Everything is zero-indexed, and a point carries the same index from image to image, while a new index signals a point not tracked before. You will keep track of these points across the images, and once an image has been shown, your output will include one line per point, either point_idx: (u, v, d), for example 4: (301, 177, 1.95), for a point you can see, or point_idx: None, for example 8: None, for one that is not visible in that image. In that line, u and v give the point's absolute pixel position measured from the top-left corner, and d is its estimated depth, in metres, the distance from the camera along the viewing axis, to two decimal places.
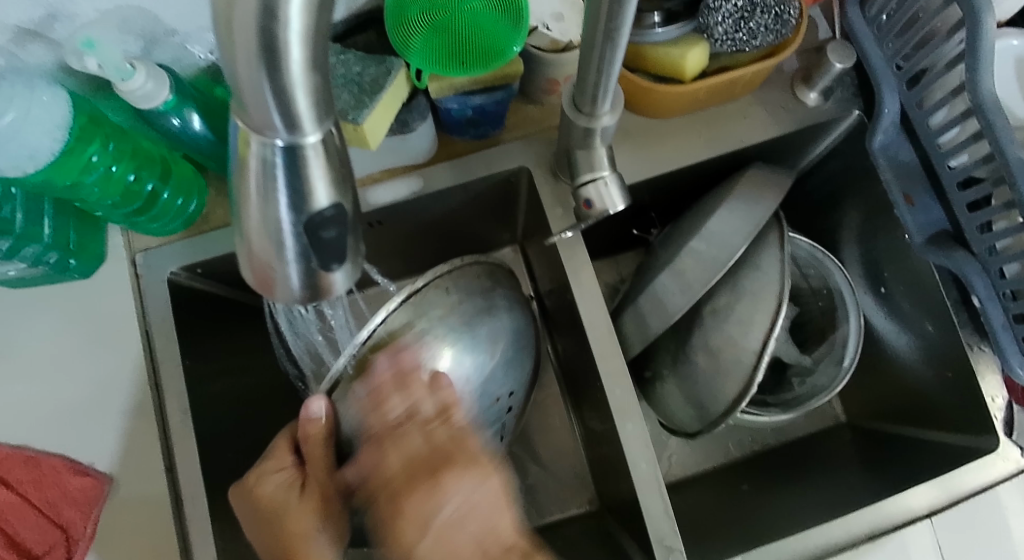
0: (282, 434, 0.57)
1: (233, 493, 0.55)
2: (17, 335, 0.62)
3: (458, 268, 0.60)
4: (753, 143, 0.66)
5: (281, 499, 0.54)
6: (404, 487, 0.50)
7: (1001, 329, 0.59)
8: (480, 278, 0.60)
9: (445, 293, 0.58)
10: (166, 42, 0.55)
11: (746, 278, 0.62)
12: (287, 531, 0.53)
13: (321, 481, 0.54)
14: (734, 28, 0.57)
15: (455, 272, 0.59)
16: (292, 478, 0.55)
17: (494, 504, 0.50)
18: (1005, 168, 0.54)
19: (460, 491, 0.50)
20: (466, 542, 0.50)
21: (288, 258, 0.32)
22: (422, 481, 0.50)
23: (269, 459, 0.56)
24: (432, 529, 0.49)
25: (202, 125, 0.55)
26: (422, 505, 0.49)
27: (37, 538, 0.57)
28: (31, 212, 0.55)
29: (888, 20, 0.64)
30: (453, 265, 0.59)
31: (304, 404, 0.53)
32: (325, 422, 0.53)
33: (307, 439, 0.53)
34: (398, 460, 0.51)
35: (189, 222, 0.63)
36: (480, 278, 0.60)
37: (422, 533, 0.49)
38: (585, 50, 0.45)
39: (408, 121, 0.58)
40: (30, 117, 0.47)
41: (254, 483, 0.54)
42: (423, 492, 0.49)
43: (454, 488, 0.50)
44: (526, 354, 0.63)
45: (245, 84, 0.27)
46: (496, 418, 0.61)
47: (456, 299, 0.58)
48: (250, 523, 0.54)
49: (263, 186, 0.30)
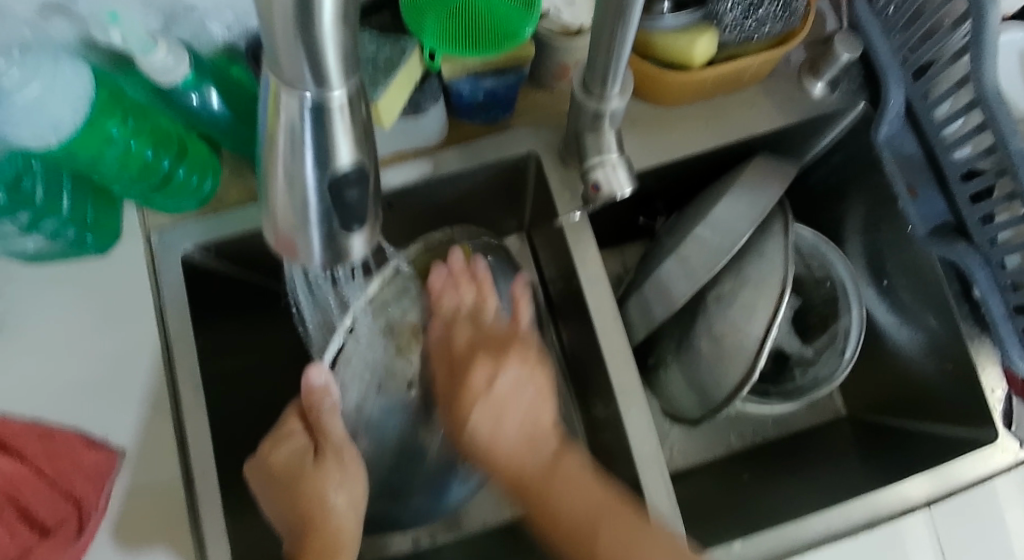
0: (291, 405, 0.59)
1: (248, 465, 0.55)
2: (28, 309, 0.62)
3: (449, 237, 0.64)
4: (760, 133, 0.67)
5: (295, 466, 0.55)
6: (471, 363, 0.57)
7: (1001, 319, 0.60)
8: (470, 245, 0.64)
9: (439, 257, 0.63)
10: (185, 18, 0.56)
11: (750, 265, 0.63)
12: (304, 492, 0.54)
13: (334, 445, 0.56)
14: (744, 15, 0.58)
15: (446, 240, 0.64)
16: (306, 446, 0.56)
17: (540, 395, 0.56)
18: (1008, 160, 0.55)
19: (513, 377, 0.56)
20: (512, 426, 0.55)
21: (311, 219, 0.33)
22: (485, 352, 0.57)
23: (281, 428, 0.57)
24: (492, 395, 0.55)
25: (219, 101, 0.57)
26: (486, 374, 0.56)
27: (50, 510, 0.57)
28: (50, 185, 0.56)
29: (894, 13, 0.65)
30: (445, 234, 0.64)
31: (307, 371, 0.55)
32: (329, 388, 0.55)
33: (315, 403, 0.56)
34: (463, 346, 0.58)
35: (203, 201, 0.65)
36: (473, 243, 0.65)
37: (483, 392, 0.55)
38: (596, 34, 0.46)
39: (420, 102, 0.59)
40: (54, 88, 0.49)
41: (268, 450, 0.56)
42: (480, 374, 0.56)
43: (513, 362, 0.56)
44: (526, 320, 0.65)
45: (280, 42, 0.27)
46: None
47: (449, 262, 0.62)
48: (265, 491, 0.55)
49: (292, 146, 0.31)
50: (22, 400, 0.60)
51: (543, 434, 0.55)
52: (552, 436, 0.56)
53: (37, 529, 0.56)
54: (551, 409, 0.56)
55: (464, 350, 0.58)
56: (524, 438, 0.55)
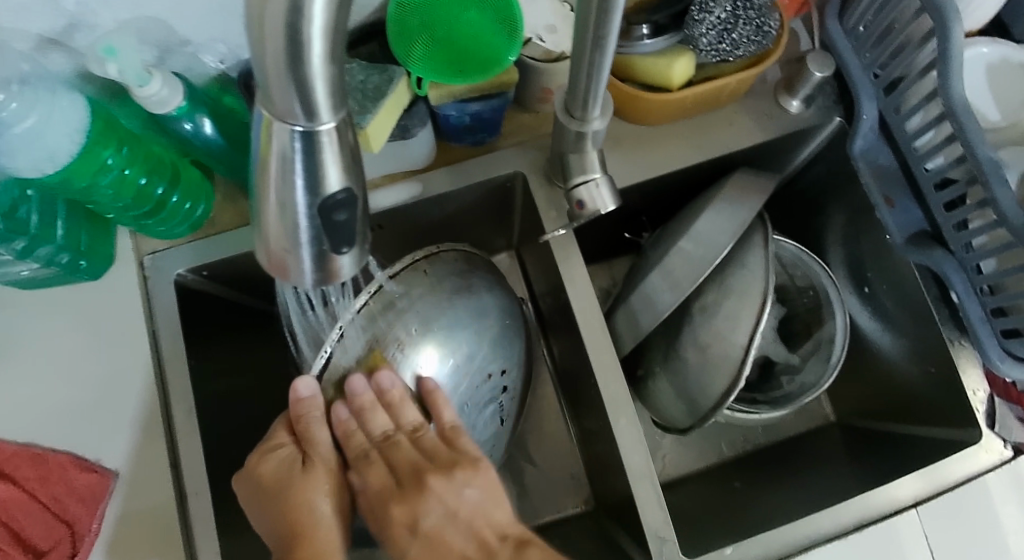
0: (279, 417, 0.60)
1: (236, 477, 0.57)
2: (24, 335, 0.63)
3: (435, 253, 0.61)
4: (739, 149, 0.69)
5: (283, 476, 0.56)
6: (389, 505, 0.57)
7: (979, 322, 0.62)
8: (457, 262, 0.62)
9: (427, 274, 0.60)
10: (178, 50, 0.58)
11: (733, 276, 0.65)
12: (289, 504, 0.55)
13: (321, 455, 0.57)
14: (718, 40, 0.61)
15: (432, 256, 0.61)
16: (293, 455, 0.57)
17: (490, 496, 0.57)
18: (978, 169, 0.57)
19: (444, 490, 0.56)
20: (456, 541, 0.56)
21: (302, 242, 0.34)
22: (409, 488, 0.57)
23: (269, 440, 0.58)
24: (421, 533, 0.56)
25: (213, 129, 0.58)
26: (410, 512, 0.56)
27: (43, 534, 0.58)
28: (45, 213, 0.58)
29: (865, 31, 0.67)
30: (431, 250, 0.61)
31: (294, 384, 0.56)
32: (315, 400, 0.56)
33: (302, 415, 0.56)
34: (381, 475, 0.57)
35: (196, 226, 0.66)
36: (458, 261, 0.62)
37: (411, 534, 0.56)
38: (575, 57, 0.48)
39: (408, 127, 0.61)
40: (51, 120, 0.50)
41: (256, 463, 0.57)
42: (411, 498, 0.56)
43: (441, 488, 0.56)
44: (515, 337, 0.64)
45: (271, 76, 0.29)
46: (491, 397, 0.63)
47: (436, 280, 0.60)
48: (253, 504, 0.56)
49: (282, 171, 0.32)
50: (18, 424, 0.60)
51: (491, 533, 0.57)
52: (505, 543, 0.56)
53: (31, 551, 0.57)
54: (502, 506, 0.58)
55: (382, 494, 0.57)
56: (473, 541, 0.56)
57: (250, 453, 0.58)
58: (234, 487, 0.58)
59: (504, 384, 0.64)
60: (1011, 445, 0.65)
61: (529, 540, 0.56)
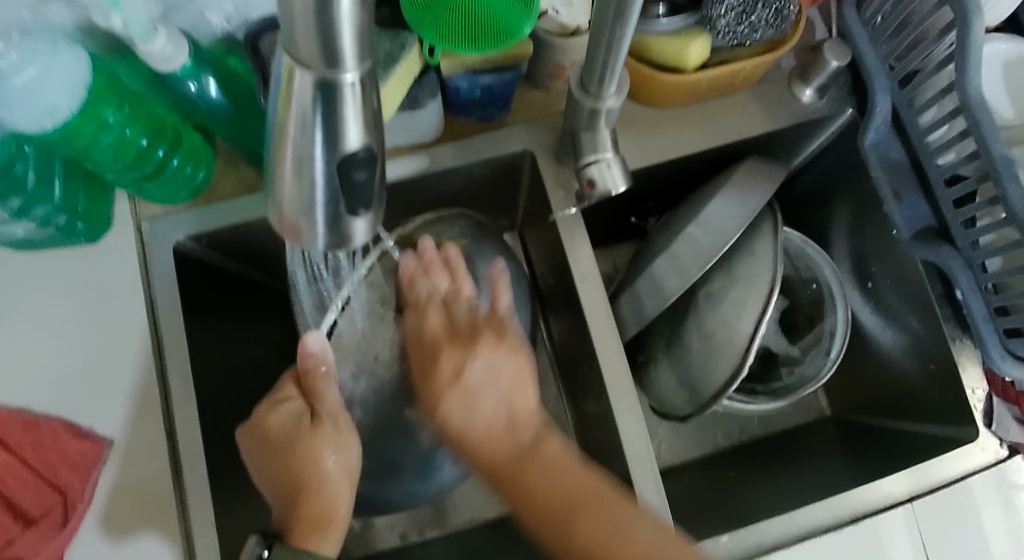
0: (287, 371, 0.59)
1: (240, 431, 0.56)
2: (16, 298, 0.62)
3: (446, 217, 0.64)
4: (751, 136, 0.68)
5: (291, 430, 0.55)
6: (439, 352, 0.55)
7: (982, 320, 0.61)
8: (467, 229, 0.64)
9: (434, 236, 0.62)
10: (184, 8, 0.57)
11: (740, 263, 0.64)
12: (297, 458, 0.54)
13: (330, 411, 0.56)
14: (736, 21, 0.59)
15: (444, 219, 0.63)
16: (301, 410, 0.56)
17: (519, 379, 0.55)
18: (991, 165, 0.57)
19: (487, 362, 0.55)
20: (486, 408, 0.54)
21: (317, 200, 0.33)
22: (453, 344, 0.56)
23: (277, 394, 0.57)
24: (460, 386, 0.54)
25: (218, 91, 0.57)
26: (449, 370, 0.55)
27: (35, 500, 0.56)
28: (42, 172, 0.56)
29: (882, 22, 0.66)
30: (442, 214, 0.64)
31: (304, 338, 0.55)
32: (323, 356, 0.55)
33: (309, 369, 0.55)
34: (425, 341, 0.57)
35: (195, 192, 0.65)
36: (468, 227, 0.64)
37: (450, 384, 0.54)
38: (594, 30, 0.46)
39: (418, 98, 0.59)
40: (53, 74, 0.48)
41: (264, 413, 0.56)
42: (449, 363, 0.55)
43: (487, 352, 0.55)
44: (521, 305, 0.64)
45: (298, 24, 0.28)
46: None
47: (446, 243, 0.62)
48: (256, 457, 0.55)
49: (302, 128, 0.31)
50: (10, 387, 0.59)
51: (524, 408, 0.55)
52: (529, 424, 0.54)
53: (22, 519, 0.56)
54: (527, 395, 0.55)
55: (433, 339, 0.56)
56: (501, 415, 0.54)
57: (254, 409, 0.57)
58: (240, 442, 0.56)
59: None
60: (1007, 445, 0.65)
61: (549, 431, 0.54)
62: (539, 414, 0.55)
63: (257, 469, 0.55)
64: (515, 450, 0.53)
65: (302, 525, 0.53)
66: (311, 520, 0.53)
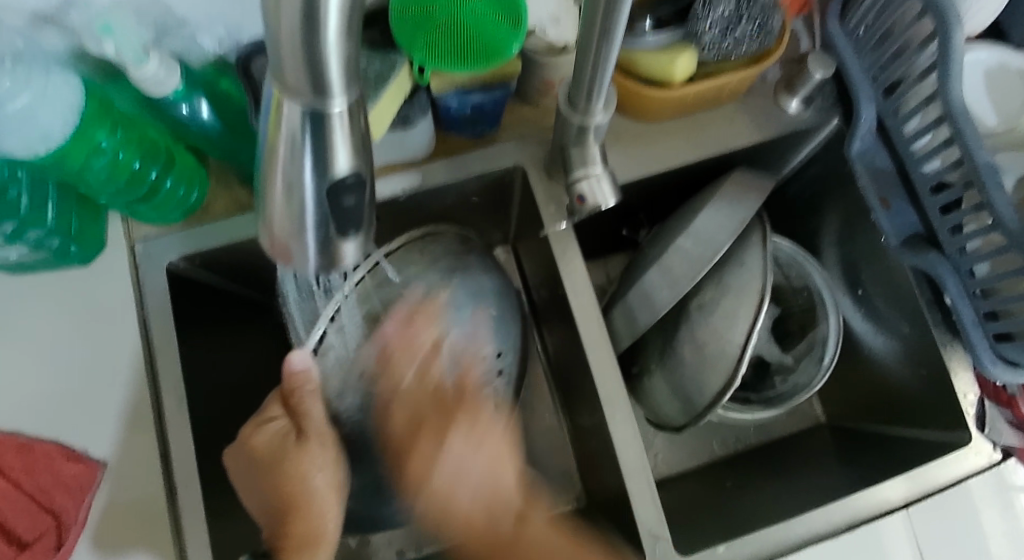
0: (273, 390, 0.58)
1: (227, 450, 0.55)
2: (10, 321, 0.62)
3: (433, 233, 0.63)
4: (739, 148, 0.69)
5: (277, 449, 0.55)
6: (414, 445, 0.59)
7: (972, 325, 0.62)
8: (456, 243, 0.63)
9: (422, 252, 0.61)
10: (176, 32, 0.57)
11: (730, 274, 0.65)
12: (284, 478, 0.55)
13: (316, 430, 0.55)
14: (721, 37, 0.61)
15: (428, 236, 0.62)
16: (286, 429, 0.56)
17: (495, 463, 0.61)
18: (975, 172, 0.57)
19: (461, 444, 0.60)
20: (470, 498, 0.61)
21: (307, 224, 0.34)
22: (433, 421, 0.60)
23: (262, 413, 0.57)
24: (437, 462, 0.60)
25: (210, 113, 0.58)
26: (425, 464, 0.59)
27: (28, 525, 0.56)
28: (35, 196, 0.57)
29: (865, 33, 0.68)
30: (428, 230, 0.62)
31: (288, 357, 0.53)
32: (309, 375, 0.53)
33: (295, 389, 0.53)
34: (404, 418, 0.59)
35: (189, 213, 0.65)
36: (457, 242, 0.63)
37: (427, 465, 0.59)
38: (581, 49, 0.47)
39: (409, 116, 0.60)
40: (46, 99, 0.49)
41: (249, 434, 0.55)
42: (423, 462, 0.59)
43: (464, 431, 0.60)
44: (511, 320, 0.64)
45: (286, 51, 0.28)
46: (486, 379, 0.62)
47: (432, 259, 0.61)
48: (244, 477, 0.55)
49: (291, 154, 0.32)
50: (6, 411, 0.59)
51: (503, 502, 0.61)
52: (511, 514, 0.61)
53: (16, 543, 0.56)
54: (509, 472, 0.61)
55: (415, 402, 0.59)
56: (481, 504, 0.61)
57: (240, 428, 0.56)
58: (226, 462, 0.56)
59: (499, 366, 0.62)
60: (1001, 448, 0.65)
61: (528, 513, 0.62)
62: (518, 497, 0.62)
63: (245, 488, 0.55)
64: (500, 537, 0.61)
65: (292, 544, 0.54)
66: (298, 540, 0.54)
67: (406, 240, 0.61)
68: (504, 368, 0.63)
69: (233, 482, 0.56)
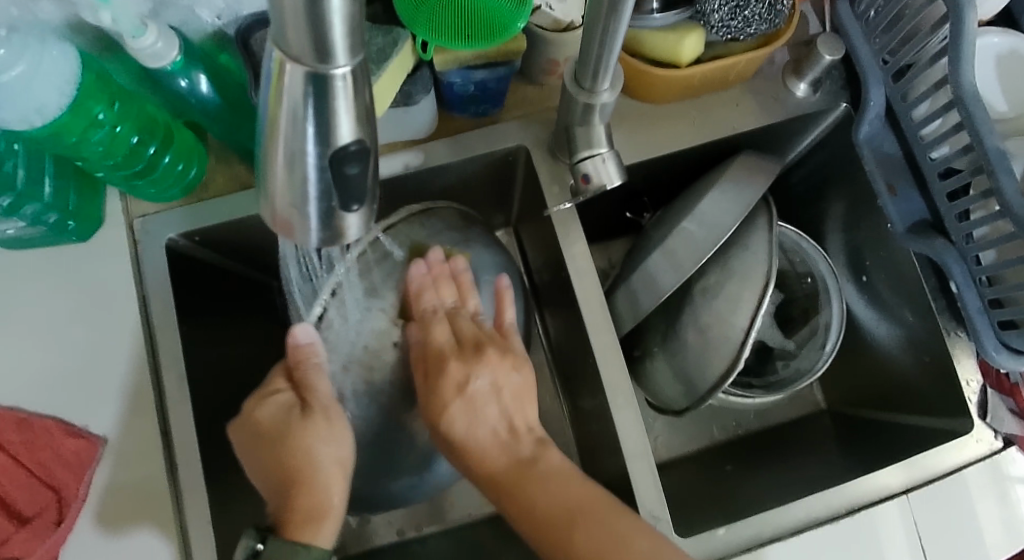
0: (277, 365, 0.59)
1: (232, 424, 0.56)
2: (8, 297, 0.61)
3: (433, 209, 0.63)
4: (745, 131, 0.68)
5: (281, 422, 0.55)
6: (443, 366, 0.57)
7: (977, 313, 0.62)
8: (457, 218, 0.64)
9: (423, 226, 0.62)
10: (174, 4, 0.56)
11: (736, 257, 0.64)
12: (287, 451, 0.54)
13: (321, 402, 0.55)
14: (729, 16, 0.59)
15: (429, 211, 0.63)
16: (291, 402, 0.56)
17: (526, 392, 0.59)
18: (984, 158, 0.57)
19: (490, 371, 0.58)
20: (490, 435, 0.56)
21: (310, 196, 0.33)
22: (457, 354, 0.58)
23: (268, 387, 0.57)
24: (466, 396, 0.57)
25: (209, 86, 0.57)
26: (459, 376, 0.57)
27: (29, 499, 0.56)
28: (32, 169, 0.56)
29: (876, 16, 0.66)
30: (429, 205, 0.63)
31: (293, 331, 0.57)
32: (314, 348, 0.57)
33: (300, 361, 0.56)
34: (439, 338, 0.58)
35: (188, 189, 0.64)
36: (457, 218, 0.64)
37: (457, 396, 0.56)
38: (589, 25, 0.46)
39: (411, 93, 0.59)
40: (41, 70, 0.48)
41: (253, 408, 0.56)
42: (463, 360, 0.57)
43: (491, 365, 0.58)
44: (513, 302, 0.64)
45: (289, 15, 0.27)
46: None
47: (434, 233, 0.62)
48: (249, 450, 0.55)
49: (294, 123, 0.31)
50: (4, 387, 0.59)
51: (523, 434, 0.57)
52: (528, 436, 0.57)
53: (16, 518, 0.55)
54: (531, 410, 0.59)
55: (439, 350, 0.57)
56: (501, 425, 0.57)
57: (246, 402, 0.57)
58: (232, 438, 0.56)
59: None
60: (1002, 436, 0.66)
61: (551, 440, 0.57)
62: (541, 426, 0.58)
63: (250, 462, 0.55)
64: (515, 456, 0.56)
65: (293, 520, 0.51)
66: (303, 513, 0.52)
67: (404, 216, 0.62)
68: (505, 342, 0.63)
69: (240, 457, 0.56)
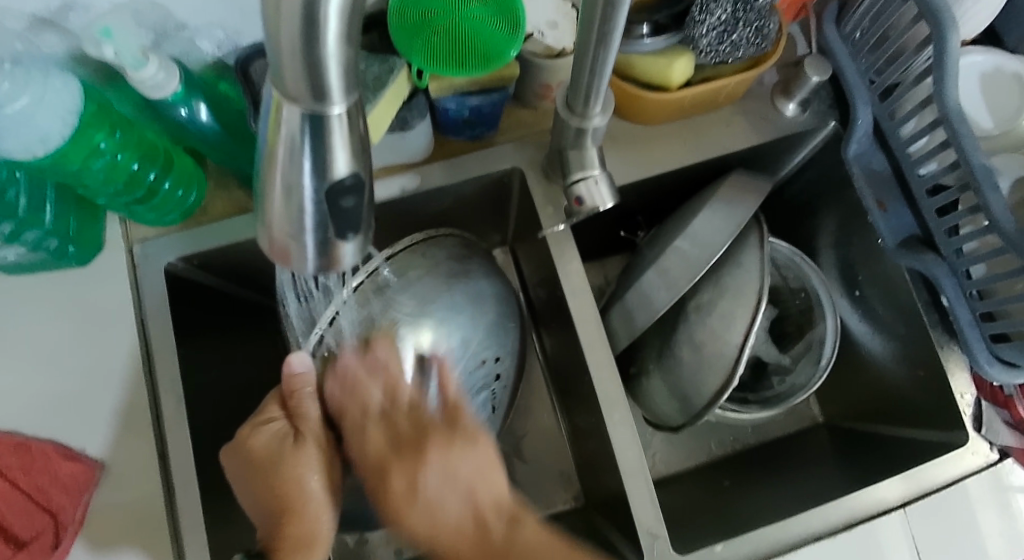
0: (271, 392, 0.59)
1: (223, 451, 0.56)
2: (9, 322, 0.62)
3: (434, 237, 0.62)
4: (736, 150, 0.69)
5: (276, 450, 0.55)
6: (388, 469, 0.56)
7: (968, 326, 0.63)
8: (456, 247, 0.63)
9: (423, 256, 0.60)
10: (175, 36, 0.58)
11: (728, 276, 0.65)
12: (282, 478, 0.55)
13: (314, 431, 0.57)
14: (718, 41, 0.60)
15: (431, 240, 0.62)
16: (285, 430, 0.57)
17: (485, 467, 0.57)
18: (971, 176, 0.58)
19: (442, 458, 0.56)
20: (453, 510, 0.56)
21: (307, 226, 0.34)
22: (404, 458, 0.56)
23: (260, 415, 0.58)
24: (420, 499, 0.56)
25: (208, 115, 0.58)
26: (410, 477, 0.56)
27: (25, 524, 0.56)
28: (33, 197, 0.57)
29: (862, 37, 0.68)
30: (430, 234, 0.62)
31: (289, 359, 0.55)
32: (309, 377, 0.55)
33: (295, 390, 0.55)
34: (381, 441, 0.56)
35: (187, 214, 0.65)
36: (456, 247, 0.63)
37: (412, 499, 0.56)
38: (579, 54, 0.47)
39: (408, 119, 0.61)
40: (45, 101, 0.49)
41: (247, 436, 0.56)
42: (411, 461, 0.56)
43: (438, 459, 0.56)
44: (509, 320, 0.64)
45: (286, 56, 0.28)
46: (484, 384, 0.62)
47: (435, 263, 0.60)
48: (241, 477, 0.55)
49: (291, 156, 0.32)
50: (4, 412, 0.59)
51: (484, 513, 0.56)
52: (497, 520, 0.56)
53: (13, 542, 0.56)
54: (495, 478, 0.57)
55: (379, 459, 0.56)
56: (469, 515, 0.56)
57: (239, 429, 0.57)
58: (223, 463, 0.56)
59: (497, 371, 0.63)
60: (998, 448, 0.66)
61: (521, 514, 0.57)
62: (508, 501, 0.57)
63: (241, 489, 0.56)
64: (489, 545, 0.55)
65: (286, 547, 0.53)
66: (295, 542, 0.53)
67: (407, 243, 0.60)
68: (501, 372, 0.64)
69: (230, 481, 0.56)
